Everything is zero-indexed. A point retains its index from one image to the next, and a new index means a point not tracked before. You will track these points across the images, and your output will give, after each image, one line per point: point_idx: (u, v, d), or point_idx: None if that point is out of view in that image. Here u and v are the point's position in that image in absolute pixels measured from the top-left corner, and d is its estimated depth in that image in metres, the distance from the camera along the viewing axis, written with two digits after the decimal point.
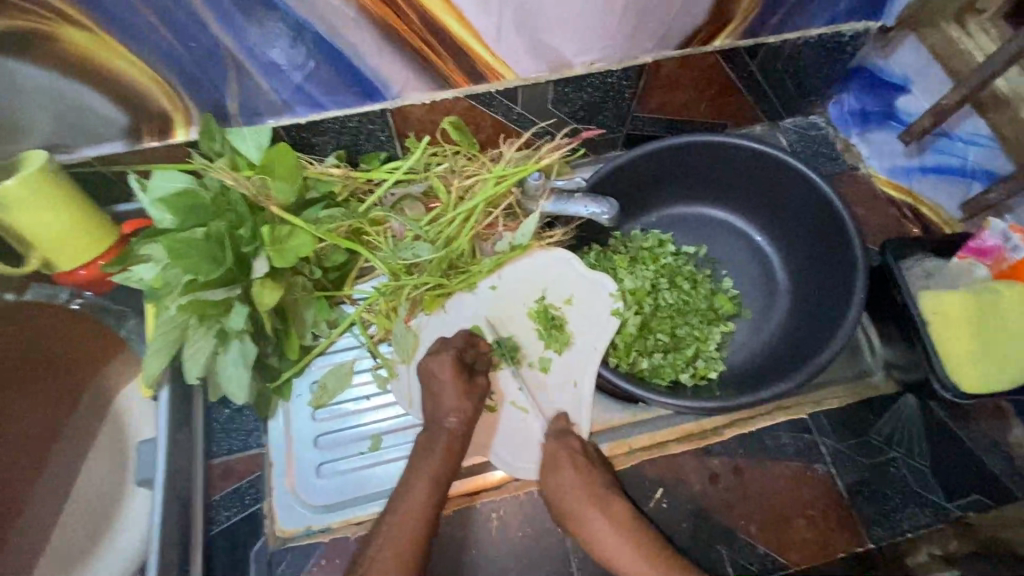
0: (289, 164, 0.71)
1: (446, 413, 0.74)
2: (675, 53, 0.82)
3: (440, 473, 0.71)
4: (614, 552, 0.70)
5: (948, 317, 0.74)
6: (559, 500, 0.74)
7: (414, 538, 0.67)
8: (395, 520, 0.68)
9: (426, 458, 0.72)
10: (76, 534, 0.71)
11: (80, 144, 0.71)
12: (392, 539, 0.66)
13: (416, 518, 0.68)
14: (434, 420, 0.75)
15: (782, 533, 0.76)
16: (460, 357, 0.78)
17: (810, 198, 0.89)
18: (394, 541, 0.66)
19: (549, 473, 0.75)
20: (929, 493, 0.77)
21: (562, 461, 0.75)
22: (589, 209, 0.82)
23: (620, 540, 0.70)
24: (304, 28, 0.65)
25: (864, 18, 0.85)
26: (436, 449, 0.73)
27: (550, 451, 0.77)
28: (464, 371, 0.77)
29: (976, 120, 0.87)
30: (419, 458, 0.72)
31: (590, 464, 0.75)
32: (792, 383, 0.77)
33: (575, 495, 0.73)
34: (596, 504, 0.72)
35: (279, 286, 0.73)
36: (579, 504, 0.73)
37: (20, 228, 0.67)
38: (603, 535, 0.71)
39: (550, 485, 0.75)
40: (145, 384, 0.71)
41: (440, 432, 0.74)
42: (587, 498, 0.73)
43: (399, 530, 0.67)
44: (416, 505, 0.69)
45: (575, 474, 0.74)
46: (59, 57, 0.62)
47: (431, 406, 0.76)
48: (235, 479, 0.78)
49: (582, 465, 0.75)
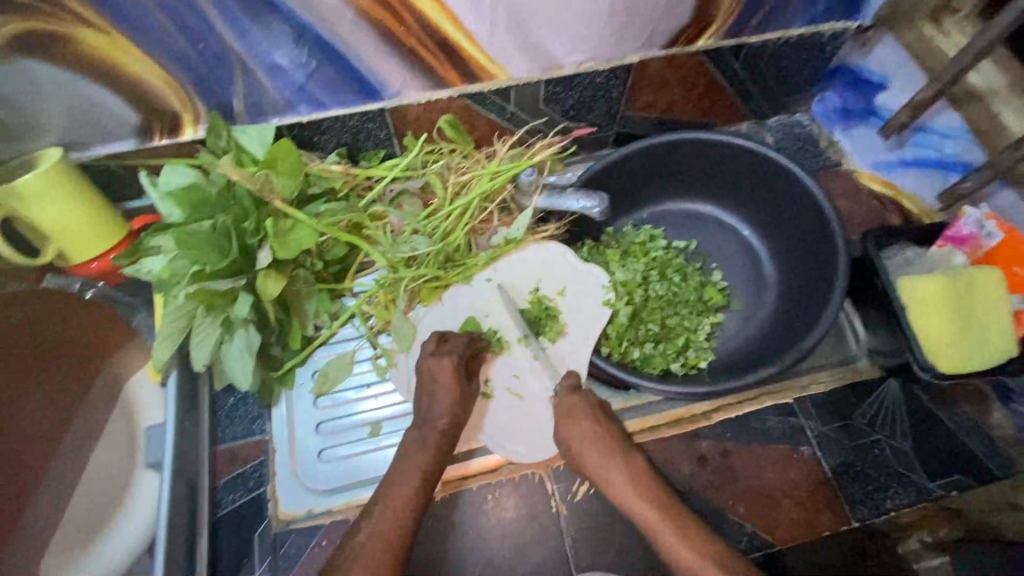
0: (291, 160, 0.75)
1: (440, 414, 0.76)
2: (660, 53, 0.86)
3: (429, 468, 0.73)
4: (627, 497, 0.72)
5: (924, 301, 0.77)
6: (574, 445, 0.75)
7: (402, 523, 0.69)
8: (386, 507, 0.70)
9: (418, 454, 0.74)
10: (86, 516, 0.73)
11: (93, 142, 0.75)
12: (382, 523, 0.69)
13: (404, 505, 0.70)
14: (425, 421, 0.77)
15: (768, 513, 0.78)
16: (459, 355, 0.80)
17: (793, 190, 0.92)
18: (384, 526, 0.68)
19: (565, 421, 0.77)
20: (912, 474, 0.79)
21: (580, 412, 0.77)
22: (581, 203, 0.85)
23: (632, 487, 0.72)
24: (306, 30, 0.68)
25: (841, 19, 0.89)
26: (427, 448, 0.74)
27: (569, 401, 0.78)
28: (461, 372, 0.79)
29: (950, 115, 0.90)
30: (409, 455, 0.74)
31: (606, 418, 0.77)
32: (778, 367, 0.79)
33: (592, 443, 0.75)
34: (612, 452, 0.74)
35: (282, 277, 0.76)
36: (596, 450, 0.74)
37: (36, 221, 0.70)
38: (617, 480, 0.73)
39: (567, 433, 0.76)
40: (154, 370, 0.74)
41: (432, 433, 0.75)
42: (604, 446, 0.74)
43: (388, 516, 0.69)
44: (406, 491, 0.71)
45: (593, 425, 0.76)
46: (75, 59, 0.65)
47: (426, 403, 0.78)
48: (239, 464, 0.81)
49: (599, 418, 0.77)
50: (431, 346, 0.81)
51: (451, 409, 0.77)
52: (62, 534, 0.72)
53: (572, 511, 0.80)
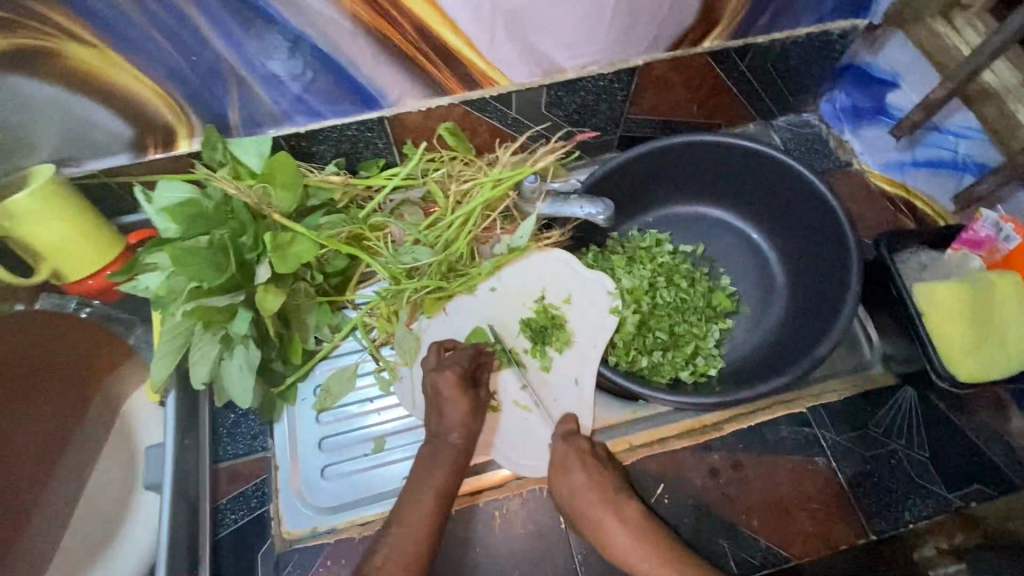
0: (289, 172, 0.73)
1: (451, 428, 0.75)
2: (665, 55, 0.83)
3: (442, 487, 0.72)
4: (627, 552, 0.71)
5: (942, 309, 0.75)
6: (568, 501, 0.75)
7: (418, 550, 0.67)
8: (399, 532, 0.68)
9: (431, 470, 0.72)
10: (87, 539, 0.72)
11: (86, 157, 0.73)
12: (397, 550, 0.67)
13: (421, 530, 0.68)
14: (439, 436, 0.75)
15: (783, 527, 0.76)
16: (464, 370, 0.78)
17: (803, 193, 0.90)
18: (401, 551, 0.67)
19: (558, 475, 0.76)
20: (930, 485, 0.77)
21: (571, 463, 0.76)
22: (586, 209, 0.83)
23: (631, 539, 0.71)
24: (302, 40, 0.67)
25: (851, 16, 0.86)
26: (443, 466, 0.73)
27: (559, 454, 0.77)
28: (468, 386, 0.77)
29: (966, 113, 0.86)
30: (421, 474, 0.72)
31: (600, 468, 0.76)
32: (789, 377, 0.77)
33: (587, 497, 0.73)
34: (605, 501, 0.73)
35: (281, 292, 0.75)
36: (592, 505, 0.73)
37: (28, 238, 0.69)
38: (615, 533, 0.72)
39: (560, 487, 0.75)
40: (152, 389, 0.72)
41: (444, 447, 0.74)
42: (599, 500, 0.73)
43: (404, 540, 0.67)
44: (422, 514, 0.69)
45: (586, 476, 0.74)
46: (65, 73, 0.64)
47: (436, 421, 0.76)
48: (242, 482, 0.79)
49: (592, 468, 0.75)
50: (433, 360, 0.80)
51: (456, 423, 0.75)
52: (61, 557, 0.70)
53: (582, 528, 0.78)
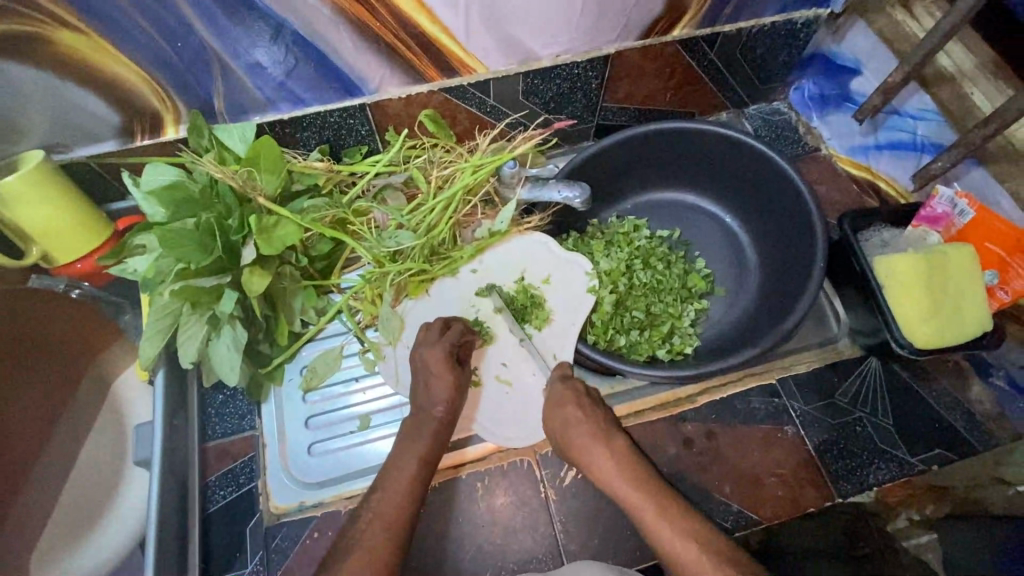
0: (272, 155, 0.75)
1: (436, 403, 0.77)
2: (636, 44, 0.87)
3: (427, 453, 0.75)
4: (611, 481, 0.73)
5: (902, 280, 0.79)
6: (561, 432, 0.77)
7: (401, 511, 0.69)
8: (383, 495, 0.70)
9: (416, 437, 0.76)
10: (75, 517, 0.73)
11: (75, 144, 0.75)
12: (380, 509, 0.69)
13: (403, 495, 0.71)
14: (422, 407, 0.78)
15: (754, 492, 0.79)
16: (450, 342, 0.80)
17: (771, 175, 0.94)
18: (384, 509, 0.69)
19: (553, 408, 0.78)
20: (895, 449, 0.81)
21: (566, 399, 0.77)
22: (563, 193, 0.86)
23: (615, 470, 0.73)
24: (284, 27, 0.69)
25: (815, 6, 0.90)
26: (425, 434, 0.76)
27: (553, 391, 0.79)
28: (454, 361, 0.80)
29: (922, 97, 0.92)
30: (407, 441, 0.76)
31: (593, 404, 0.78)
32: (758, 349, 0.81)
33: (579, 430, 0.75)
34: (595, 433, 0.75)
35: (267, 273, 0.77)
36: (583, 436, 0.75)
37: (18, 221, 0.71)
38: (602, 464, 0.74)
39: (553, 418, 0.77)
40: (141, 368, 0.74)
41: (427, 419, 0.77)
42: (590, 432, 0.75)
43: (389, 498, 0.70)
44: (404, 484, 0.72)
45: (579, 412, 0.76)
46: (54, 59, 0.66)
47: (420, 391, 0.79)
48: (230, 460, 0.81)
49: (586, 404, 0.77)
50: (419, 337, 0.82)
51: (440, 396, 0.78)
52: (49, 534, 0.71)
53: (561, 498, 0.81)
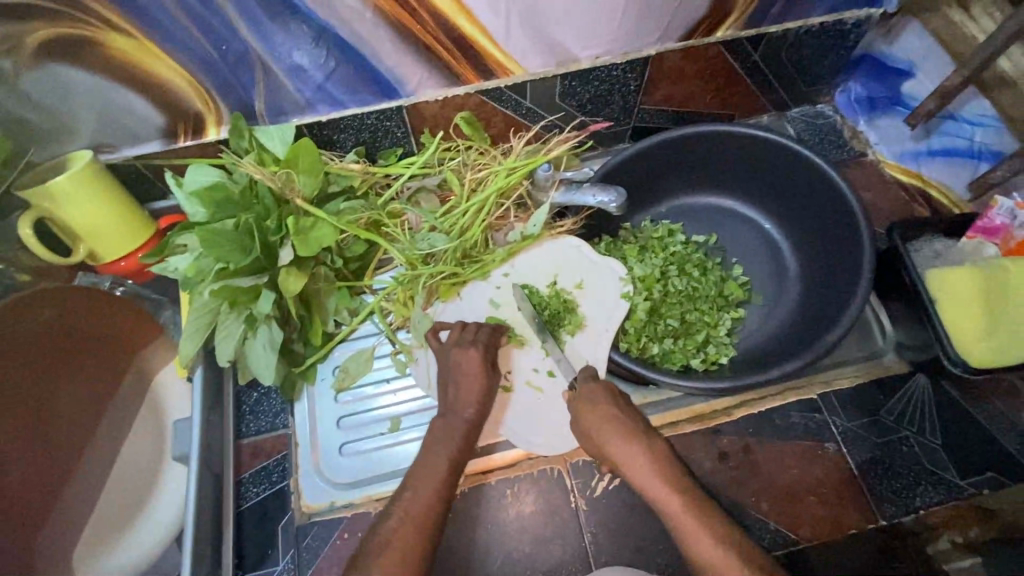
0: (311, 158, 0.76)
1: (467, 404, 0.76)
2: (678, 45, 0.85)
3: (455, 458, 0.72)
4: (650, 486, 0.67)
5: (955, 295, 0.75)
6: (593, 431, 0.72)
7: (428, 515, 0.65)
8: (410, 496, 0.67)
9: (443, 442, 0.73)
10: (117, 509, 0.75)
11: (121, 144, 0.77)
12: (412, 506, 0.66)
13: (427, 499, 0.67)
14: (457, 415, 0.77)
15: (792, 509, 0.77)
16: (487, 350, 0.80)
17: (815, 184, 0.91)
18: (414, 509, 0.66)
19: (587, 408, 0.73)
20: (942, 471, 0.77)
21: (601, 399, 0.74)
22: (598, 197, 0.84)
23: (655, 472, 0.68)
24: (325, 30, 0.69)
25: (866, 6, 0.87)
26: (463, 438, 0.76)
27: (587, 388, 0.76)
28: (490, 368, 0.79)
29: (979, 102, 0.90)
30: (440, 439, 0.73)
31: (628, 406, 0.74)
32: (800, 363, 0.78)
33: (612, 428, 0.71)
34: (628, 427, 0.71)
35: (303, 275, 0.78)
36: (607, 431, 0.72)
37: (68, 220, 0.73)
38: (640, 463, 0.69)
39: (586, 419, 0.73)
40: (180, 365, 0.76)
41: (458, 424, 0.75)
42: (626, 431, 0.71)
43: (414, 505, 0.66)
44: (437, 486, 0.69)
45: (614, 409, 0.73)
46: (103, 61, 0.67)
47: (449, 397, 0.77)
48: (264, 457, 0.82)
49: (619, 402, 0.74)
50: (449, 338, 0.82)
51: (472, 403, 0.76)
52: (92, 524, 0.73)
53: (591, 507, 0.80)
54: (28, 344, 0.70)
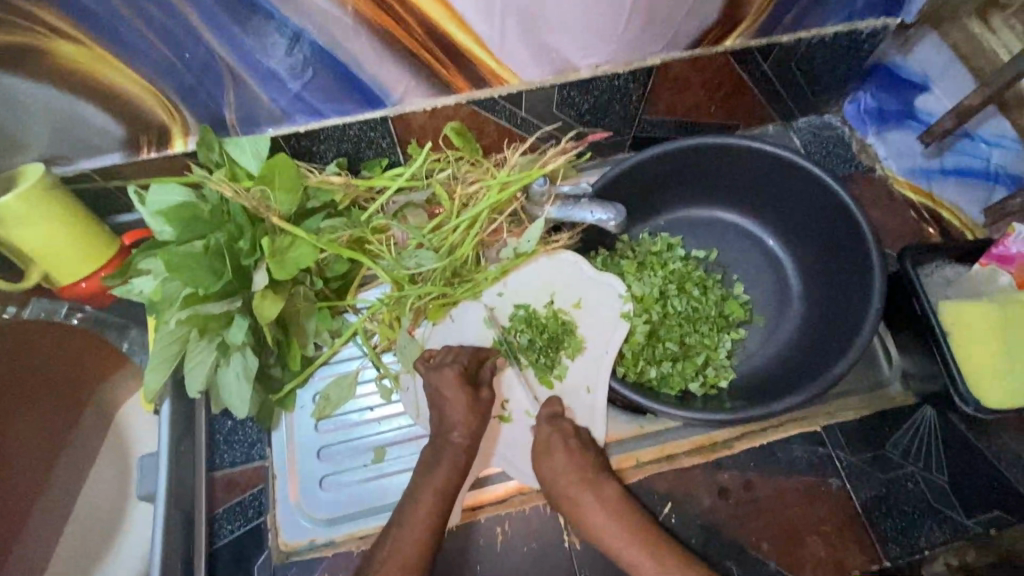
0: (289, 174, 0.70)
1: (452, 426, 0.73)
2: (684, 54, 0.79)
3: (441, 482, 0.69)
4: (606, 536, 0.71)
5: (969, 330, 0.72)
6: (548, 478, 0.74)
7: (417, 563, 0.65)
8: (400, 532, 0.67)
9: (434, 470, 0.71)
10: (79, 553, 0.70)
11: (79, 156, 0.70)
12: (393, 558, 0.65)
13: (412, 541, 0.66)
14: (442, 447, 0.73)
15: (794, 549, 0.74)
16: (466, 370, 0.77)
17: (823, 201, 0.86)
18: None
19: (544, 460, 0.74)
20: (947, 509, 0.75)
21: (555, 446, 0.74)
22: (596, 214, 0.80)
23: (607, 521, 0.71)
24: (301, 36, 0.63)
25: (881, 15, 0.82)
26: (440, 470, 0.71)
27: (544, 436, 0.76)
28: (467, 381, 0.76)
29: (999, 121, 0.82)
30: (424, 475, 0.71)
31: (584, 450, 0.75)
32: (805, 396, 0.74)
33: (568, 479, 0.73)
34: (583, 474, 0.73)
35: (280, 297, 0.72)
36: (565, 483, 0.73)
37: (19, 242, 0.67)
38: (593, 512, 0.71)
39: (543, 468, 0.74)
40: (146, 398, 0.70)
41: (444, 454, 0.72)
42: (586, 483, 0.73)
43: (399, 550, 0.66)
44: (425, 526, 0.68)
45: (573, 460, 0.74)
46: (52, 70, 0.60)
47: (437, 421, 0.75)
48: (238, 491, 0.77)
49: (574, 447, 0.75)
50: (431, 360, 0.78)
51: (458, 429, 0.73)
52: (52, 572, 0.68)
53: (585, 545, 0.77)
54: None
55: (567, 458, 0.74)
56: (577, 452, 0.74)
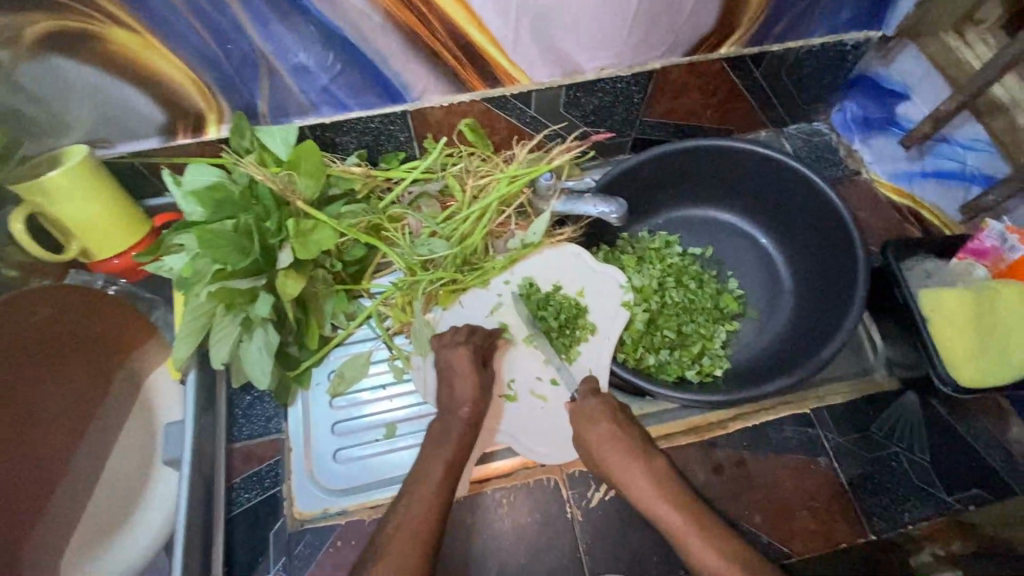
0: (314, 161, 0.74)
1: (462, 403, 0.76)
2: (682, 60, 0.86)
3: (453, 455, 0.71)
4: (649, 503, 0.69)
5: (947, 316, 0.77)
6: (592, 445, 0.75)
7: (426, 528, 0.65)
8: (410, 503, 0.68)
9: (443, 444, 0.73)
10: (106, 515, 0.74)
11: (119, 140, 0.75)
12: (405, 521, 0.66)
13: (426, 510, 0.67)
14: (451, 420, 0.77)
15: (784, 522, 0.78)
16: (478, 350, 0.80)
17: (812, 200, 0.92)
18: (410, 527, 0.65)
19: (585, 424, 0.76)
20: (929, 487, 0.79)
21: (598, 415, 0.76)
22: (599, 208, 0.84)
23: (649, 487, 0.70)
24: (333, 33, 0.69)
25: (864, 28, 0.89)
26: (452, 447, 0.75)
27: (587, 405, 0.77)
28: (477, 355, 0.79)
29: (973, 126, 0.88)
30: (436, 445, 0.74)
31: (624, 421, 0.76)
32: (795, 378, 0.79)
33: (609, 445, 0.73)
34: (622, 440, 0.74)
35: (302, 277, 0.76)
36: (611, 451, 0.73)
37: (62, 216, 0.72)
38: (636, 480, 0.71)
39: (586, 435, 0.75)
40: (174, 367, 0.74)
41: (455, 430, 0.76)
42: (624, 448, 0.73)
43: (413, 513, 0.66)
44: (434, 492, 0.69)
45: (612, 427, 0.74)
46: (104, 56, 0.66)
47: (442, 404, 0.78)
48: (256, 462, 0.81)
49: (616, 418, 0.76)
50: (451, 336, 0.81)
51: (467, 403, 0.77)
52: (78, 534, 0.72)
53: (587, 518, 0.80)
54: (15, 343, 0.68)
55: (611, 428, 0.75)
56: (624, 425, 0.75)
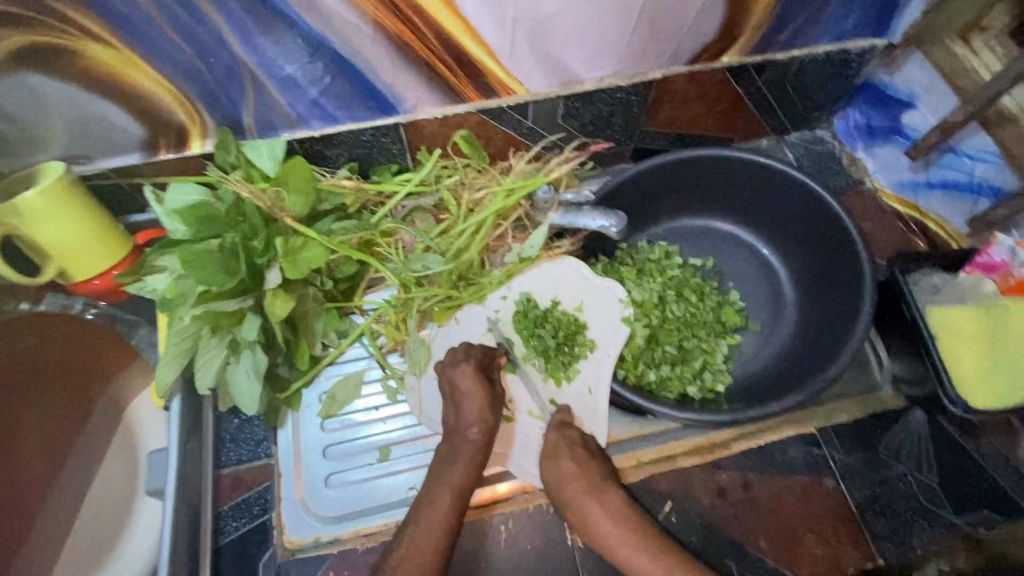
0: (303, 177, 0.71)
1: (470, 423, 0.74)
2: (683, 69, 0.83)
3: None
4: (612, 543, 0.71)
5: (955, 331, 0.76)
6: (554, 484, 0.75)
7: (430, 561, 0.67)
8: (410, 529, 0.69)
9: (451, 466, 0.73)
10: (90, 545, 0.72)
11: (98, 156, 0.72)
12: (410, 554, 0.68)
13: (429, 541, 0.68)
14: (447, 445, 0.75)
15: (792, 548, 0.76)
16: (479, 362, 0.78)
17: (816, 212, 0.90)
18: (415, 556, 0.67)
19: (548, 462, 0.76)
20: (937, 509, 0.77)
21: (562, 452, 0.76)
22: (598, 221, 0.82)
23: (613, 526, 0.72)
24: (322, 45, 0.66)
25: (870, 36, 0.87)
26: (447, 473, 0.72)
27: (549, 441, 0.77)
28: (484, 375, 0.77)
29: (981, 136, 0.88)
30: (444, 468, 0.73)
31: (588, 456, 0.77)
32: (800, 398, 0.76)
33: (573, 486, 0.74)
34: (582, 474, 0.75)
35: (291, 297, 0.73)
36: (574, 490, 0.74)
37: (37, 238, 0.68)
38: (600, 520, 0.72)
39: (550, 474, 0.76)
40: (157, 394, 0.71)
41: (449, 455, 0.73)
42: (586, 487, 0.74)
43: (420, 538, 0.68)
44: (437, 517, 0.70)
45: (575, 465, 0.75)
46: (79, 71, 0.62)
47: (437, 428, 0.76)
48: (244, 489, 0.79)
49: (580, 455, 0.76)
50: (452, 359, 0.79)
51: (463, 427, 0.74)
52: (61, 565, 0.70)
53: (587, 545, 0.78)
54: None
55: (574, 465, 0.75)
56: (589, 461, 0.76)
